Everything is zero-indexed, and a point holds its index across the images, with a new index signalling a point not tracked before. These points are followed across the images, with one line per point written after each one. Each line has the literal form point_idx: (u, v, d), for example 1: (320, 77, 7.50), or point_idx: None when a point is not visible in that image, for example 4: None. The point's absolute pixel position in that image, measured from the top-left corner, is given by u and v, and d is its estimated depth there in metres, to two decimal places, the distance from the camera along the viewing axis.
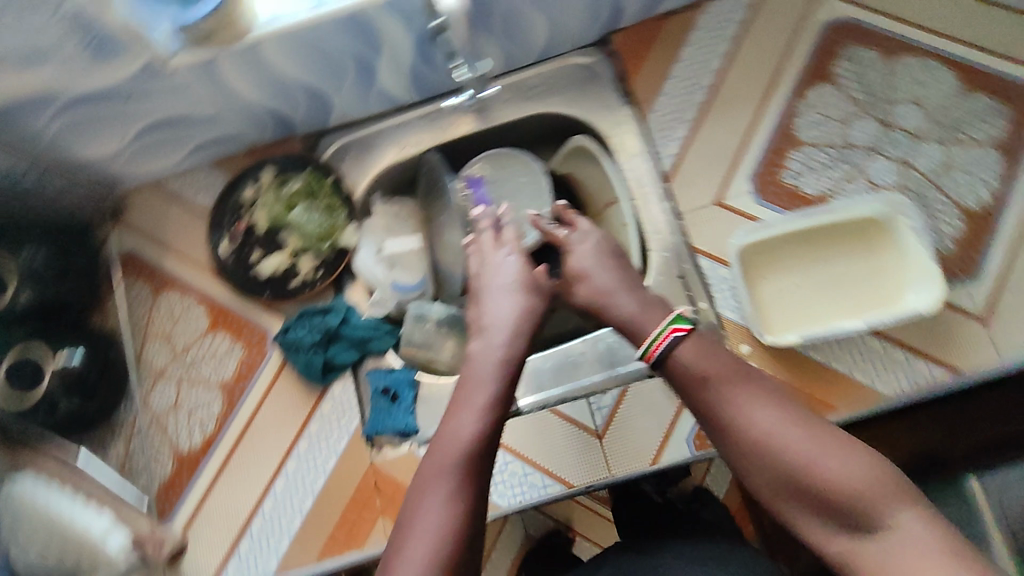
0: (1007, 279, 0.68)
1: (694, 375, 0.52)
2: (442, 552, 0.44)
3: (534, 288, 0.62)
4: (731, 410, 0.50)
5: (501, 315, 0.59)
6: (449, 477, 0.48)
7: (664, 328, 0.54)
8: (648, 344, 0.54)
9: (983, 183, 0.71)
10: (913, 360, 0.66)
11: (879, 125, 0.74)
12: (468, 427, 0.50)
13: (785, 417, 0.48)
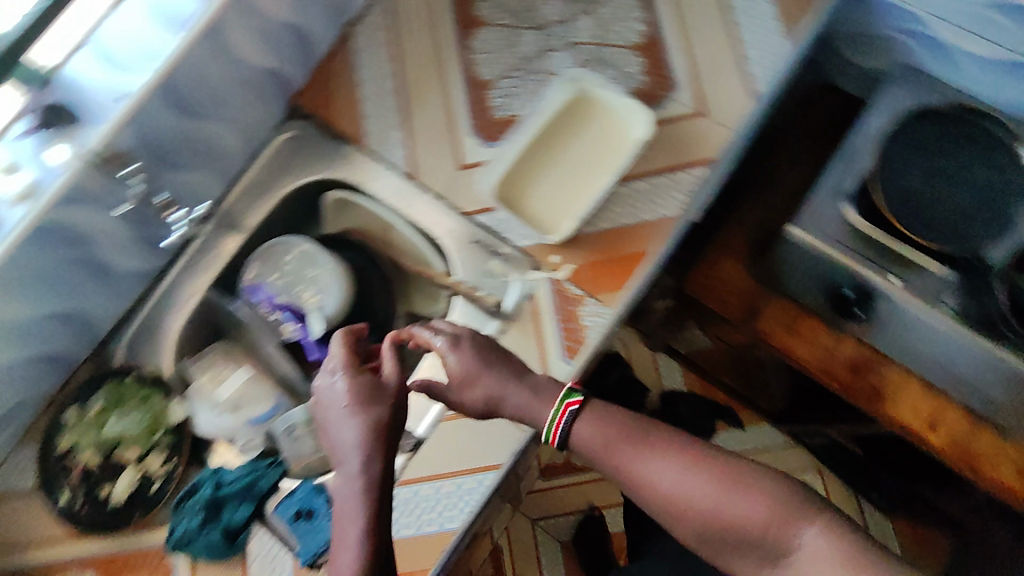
0: (698, 79, 0.78)
1: (594, 444, 0.56)
2: None
3: (376, 397, 0.57)
4: (641, 475, 0.54)
5: (347, 434, 0.55)
6: None
7: (559, 406, 0.57)
8: (548, 428, 0.57)
9: (635, 22, 0.81)
10: (677, 177, 0.75)
11: (538, 32, 0.82)
12: (348, 561, 0.49)
13: (679, 465, 0.53)
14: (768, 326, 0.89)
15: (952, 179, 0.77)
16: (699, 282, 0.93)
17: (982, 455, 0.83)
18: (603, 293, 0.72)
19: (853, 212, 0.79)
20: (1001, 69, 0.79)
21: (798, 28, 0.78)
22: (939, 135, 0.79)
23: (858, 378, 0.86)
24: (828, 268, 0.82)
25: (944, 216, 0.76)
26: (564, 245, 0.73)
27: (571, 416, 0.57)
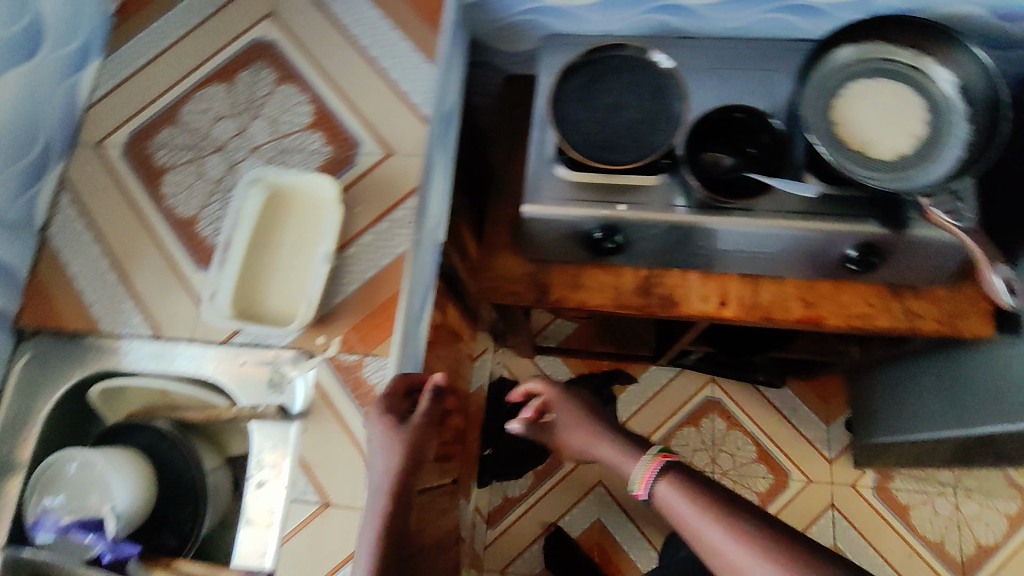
0: (374, 125, 0.83)
1: (673, 506, 0.76)
2: None
3: (381, 405, 0.72)
4: (709, 539, 0.71)
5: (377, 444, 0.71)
6: None
7: (653, 457, 0.80)
8: (640, 472, 0.80)
9: (301, 104, 0.86)
10: (393, 217, 0.79)
11: (219, 154, 0.85)
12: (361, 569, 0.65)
13: (723, 533, 0.70)
14: (558, 293, 0.96)
15: (618, 106, 0.87)
16: (485, 287, 0.98)
17: (771, 303, 0.91)
18: (375, 347, 0.75)
19: (564, 170, 0.88)
20: (610, 5, 0.88)
21: (434, 48, 0.85)
22: (592, 76, 0.88)
23: (649, 296, 0.94)
24: (572, 225, 0.89)
25: (626, 139, 0.86)
26: (324, 325, 0.76)
27: (662, 467, 0.78)
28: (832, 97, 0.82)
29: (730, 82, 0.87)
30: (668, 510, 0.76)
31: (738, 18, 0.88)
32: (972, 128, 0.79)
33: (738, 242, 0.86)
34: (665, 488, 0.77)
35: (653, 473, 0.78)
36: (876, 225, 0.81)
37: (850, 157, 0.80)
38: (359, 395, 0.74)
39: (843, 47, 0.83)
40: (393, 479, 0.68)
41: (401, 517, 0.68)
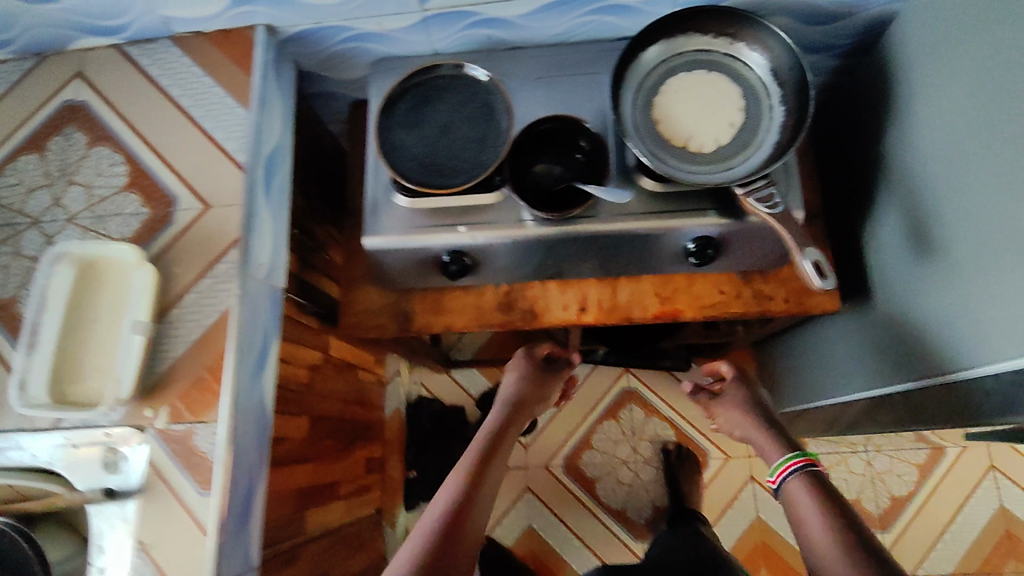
0: (190, 181, 0.80)
1: (795, 497, 0.83)
2: (443, 519, 0.74)
3: (526, 382, 1.07)
4: (813, 529, 0.76)
5: (507, 390, 1.07)
6: (461, 477, 0.82)
7: (790, 458, 0.89)
8: (781, 463, 0.88)
9: (116, 165, 0.82)
10: (214, 273, 0.77)
11: (33, 228, 0.81)
12: (468, 458, 0.87)
13: (828, 535, 0.74)
14: (421, 320, 0.94)
15: (443, 128, 0.85)
16: (347, 324, 0.96)
17: (629, 304, 0.91)
18: (205, 414, 0.74)
19: (403, 198, 0.86)
20: (427, 26, 0.86)
21: (247, 92, 0.82)
22: (415, 100, 0.86)
23: (511, 312, 0.93)
24: (419, 253, 0.88)
25: (455, 161, 0.84)
26: (153, 395, 0.75)
27: (803, 468, 0.87)
28: (652, 96, 0.82)
29: (556, 94, 0.88)
30: (790, 503, 0.84)
31: (557, 24, 0.86)
32: (786, 111, 0.78)
33: (581, 249, 0.86)
34: (792, 484, 0.86)
35: (793, 467, 0.88)
36: (712, 215, 0.81)
37: (672, 156, 0.80)
38: (519, 357, 1.12)
39: (656, 44, 0.82)
40: (475, 461, 0.86)
41: (488, 477, 0.84)
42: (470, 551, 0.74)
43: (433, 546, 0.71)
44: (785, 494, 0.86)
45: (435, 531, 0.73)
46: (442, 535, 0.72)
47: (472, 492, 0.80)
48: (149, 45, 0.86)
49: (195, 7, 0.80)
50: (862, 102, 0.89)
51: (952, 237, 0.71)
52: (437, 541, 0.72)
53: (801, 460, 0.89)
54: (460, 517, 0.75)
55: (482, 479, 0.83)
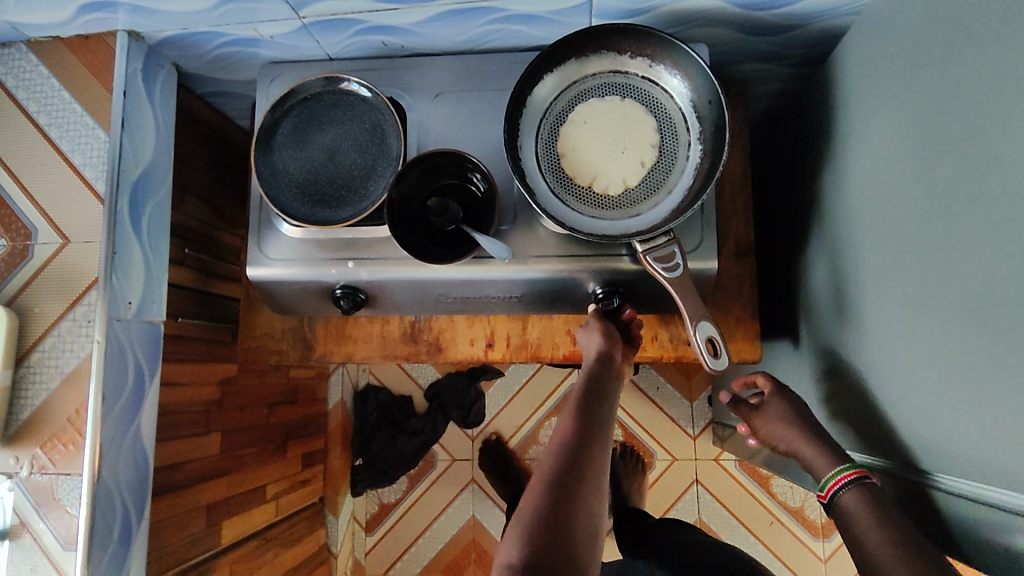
0: (51, 212, 0.73)
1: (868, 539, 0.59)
2: (542, 490, 0.57)
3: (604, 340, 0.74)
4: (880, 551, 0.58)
5: (591, 350, 0.74)
6: (547, 461, 0.60)
7: (835, 470, 0.65)
8: (828, 478, 0.65)
9: None
10: (75, 315, 0.71)
11: None
12: (559, 434, 0.63)
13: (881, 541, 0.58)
14: (322, 347, 0.89)
15: (328, 154, 0.76)
16: (247, 348, 0.90)
17: (540, 341, 0.86)
18: (68, 466, 0.70)
19: (292, 228, 0.78)
20: (310, 32, 0.76)
21: (108, 113, 0.74)
22: (297, 121, 0.77)
23: (416, 344, 0.88)
24: (309, 287, 0.81)
25: (340, 191, 0.76)
26: (14, 443, 0.70)
27: (855, 481, 0.63)
28: (559, 125, 0.73)
29: (460, 110, 0.79)
30: (845, 524, 0.63)
31: (461, 32, 0.76)
32: (702, 151, 0.70)
33: (482, 290, 0.79)
34: (862, 513, 0.61)
35: (844, 480, 0.64)
36: (626, 262, 0.73)
37: (575, 197, 0.72)
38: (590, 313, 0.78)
39: (563, 65, 0.72)
40: (576, 426, 0.63)
41: (601, 411, 0.66)
42: (597, 501, 0.58)
43: (547, 499, 0.56)
44: (840, 513, 0.64)
45: (532, 511, 0.55)
46: (554, 483, 0.57)
47: (584, 430, 0.63)
48: (4, 49, 0.77)
49: (41, 14, 0.70)
50: (809, 130, 0.80)
51: (876, 307, 0.65)
52: (548, 487, 0.57)
53: (850, 472, 0.64)
54: (572, 464, 0.59)
55: (591, 417, 0.65)
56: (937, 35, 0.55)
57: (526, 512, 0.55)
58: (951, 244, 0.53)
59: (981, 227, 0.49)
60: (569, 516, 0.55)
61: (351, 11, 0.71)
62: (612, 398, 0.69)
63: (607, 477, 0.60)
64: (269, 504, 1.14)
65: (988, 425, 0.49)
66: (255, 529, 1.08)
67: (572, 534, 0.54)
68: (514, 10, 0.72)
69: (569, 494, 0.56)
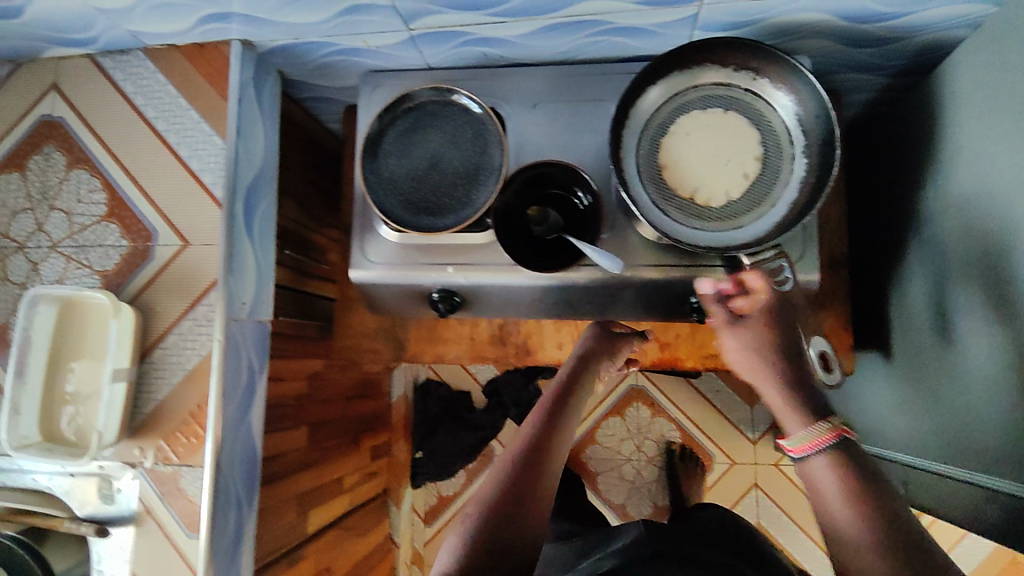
0: (169, 214, 0.77)
1: (833, 511, 0.58)
2: (500, 485, 0.64)
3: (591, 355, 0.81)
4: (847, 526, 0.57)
5: (564, 365, 0.81)
6: (507, 458, 0.67)
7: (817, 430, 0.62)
8: (803, 437, 0.63)
9: (96, 191, 0.79)
10: (196, 314, 0.75)
11: (21, 255, 0.80)
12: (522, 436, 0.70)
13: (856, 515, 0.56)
14: (415, 348, 0.93)
15: (430, 161, 0.79)
16: (341, 345, 0.93)
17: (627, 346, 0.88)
18: (190, 458, 0.74)
19: (393, 232, 0.81)
20: (416, 43, 0.78)
21: (223, 120, 0.77)
22: (401, 129, 0.80)
23: (504, 346, 0.91)
24: (405, 289, 0.84)
25: (443, 198, 0.78)
26: (140, 434, 0.75)
27: (829, 446, 0.61)
28: (659, 136, 0.74)
29: (558, 120, 0.80)
30: (811, 488, 0.62)
31: (565, 42, 0.77)
32: (808, 165, 0.70)
33: (576, 295, 0.80)
34: (831, 484, 0.59)
35: (817, 446, 0.62)
36: (721, 272, 0.74)
37: (676, 208, 0.73)
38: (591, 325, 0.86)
39: (666, 77, 0.73)
40: (540, 429, 0.71)
41: (564, 416, 0.74)
42: (547, 497, 0.65)
43: (504, 491, 0.63)
44: (808, 479, 0.62)
45: (489, 501, 0.62)
46: (512, 482, 0.64)
47: (546, 432, 0.70)
48: (121, 56, 0.80)
49: (164, 24, 0.74)
50: (909, 142, 0.79)
51: (979, 323, 0.65)
52: (510, 480, 0.64)
53: (822, 438, 0.62)
54: (534, 458, 0.67)
55: (556, 416, 0.73)
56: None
57: (484, 500, 0.63)
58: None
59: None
60: (519, 507, 0.62)
61: (460, 23, 0.73)
62: (580, 402, 0.77)
63: (559, 474, 0.68)
64: (345, 495, 1.19)
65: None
66: (334, 518, 1.13)
67: (522, 525, 0.61)
68: (620, 22, 0.73)
69: (524, 488, 0.64)
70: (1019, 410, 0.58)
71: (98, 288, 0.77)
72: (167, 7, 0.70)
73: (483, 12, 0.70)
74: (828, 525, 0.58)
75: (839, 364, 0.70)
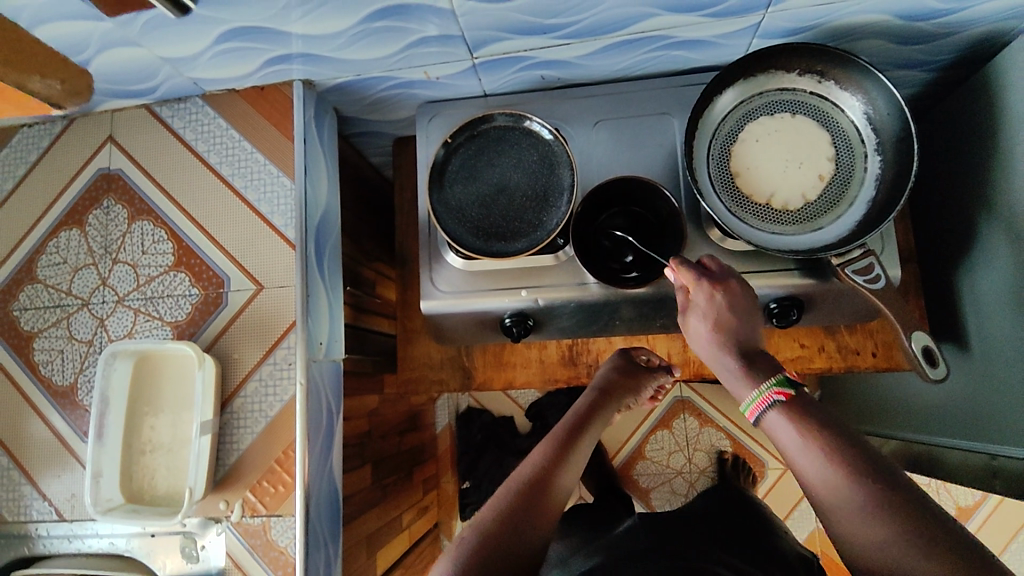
0: (240, 258, 0.76)
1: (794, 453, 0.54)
2: (505, 500, 0.61)
3: (613, 383, 0.79)
4: (823, 495, 0.51)
5: (586, 396, 0.78)
6: (511, 479, 0.64)
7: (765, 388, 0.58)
8: (753, 397, 0.59)
9: (161, 242, 0.78)
10: (275, 358, 0.73)
11: (86, 311, 0.78)
12: (533, 456, 0.68)
13: (829, 472, 0.51)
14: (482, 375, 0.90)
15: (498, 186, 0.79)
16: (407, 379, 0.91)
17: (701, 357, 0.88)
18: (279, 508, 0.72)
19: (459, 258, 0.80)
20: (477, 71, 0.78)
21: (290, 160, 0.77)
22: (466, 157, 0.80)
23: (576, 366, 0.89)
24: (477, 316, 0.83)
25: (515, 222, 0.78)
26: (223, 487, 0.72)
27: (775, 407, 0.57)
28: (728, 146, 0.75)
29: (621, 137, 0.81)
30: (774, 440, 0.57)
31: (625, 60, 0.78)
32: (882, 162, 0.71)
33: (653, 309, 0.80)
34: (784, 424, 0.55)
35: (768, 402, 0.57)
36: (797, 276, 0.74)
37: (753, 215, 0.73)
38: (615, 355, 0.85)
39: (731, 87, 0.75)
40: (550, 451, 0.68)
41: (577, 442, 0.71)
42: (551, 513, 0.62)
43: (506, 504, 0.60)
44: (769, 431, 0.57)
45: (491, 513, 0.59)
46: (514, 496, 0.61)
47: (557, 454, 0.67)
48: (179, 104, 0.80)
49: (229, 68, 0.74)
50: (971, 132, 0.81)
51: None
52: (513, 499, 0.61)
53: (771, 393, 0.57)
54: (542, 481, 0.63)
55: (568, 445, 0.69)
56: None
57: (486, 514, 0.60)
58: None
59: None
60: (523, 518, 0.59)
61: (524, 48, 0.74)
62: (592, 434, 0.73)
63: (566, 499, 0.65)
64: (405, 533, 1.16)
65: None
66: (397, 559, 1.10)
67: (524, 534, 0.58)
68: (683, 36, 0.74)
69: (529, 500, 0.61)
70: None
71: (170, 339, 0.76)
72: (235, 52, 0.71)
73: (550, 35, 0.71)
74: (796, 469, 0.54)
75: (943, 355, 0.70)
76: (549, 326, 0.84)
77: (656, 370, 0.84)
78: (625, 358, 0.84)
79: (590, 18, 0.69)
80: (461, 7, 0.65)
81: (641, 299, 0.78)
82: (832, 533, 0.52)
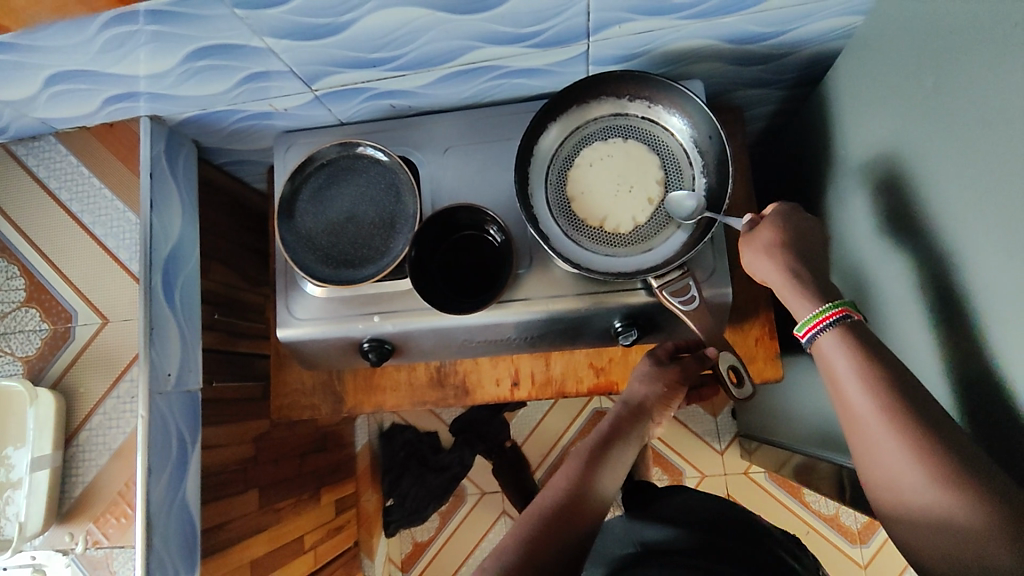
0: (87, 294, 0.77)
1: (851, 401, 0.52)
2: (526, 530, 0.60)
3: (648, 393, 0.76)
4: (876, 447, 0.50)
5: (615, 409, 0.76)
6: (537, 509, 0.63)
7: (827, 308, 0.56)
8: (813, 315, 0.57)
9: (14, 278, 0.79)
10: (118, 391, 0.75)
11: None
12: (559, 479, 0.66)
13: (881, 420, 0.49)
14: (353, 399, 0.92)
15: (347, 215, 0.80)
16: (280, 406, 0.93)
17: (563, 376, 0.89)
18: (121, 539, 0.73)
19: (316, 288, 0.81)
20: (322, 102, 0.80)
21: (137, 196, 0.78)
22: (316, 187, 0.81)
23: (443, 388, 0.91)
24: (337, 342, 0.83)
25: (363, 250, 0.79)
26: (69, 519, 0.73)
27: (832, 324, 0.55)
28: (565, 170, 0.76)
29: (470, 162, 0.83)
30: (826, 372, 0.55)
31: (467, 89, 0.80)
32: (707, 185, 0.73)
33: (504, 332, 0.81)
34: (847, 363, 0.53)
35: (828, 321, 0.56)
36: (642, 295, 0.75)
37: (589, 238, 0.74)
38: (653, 356, 0.80)
39: (564, 114, 0.76)
40: (575, 473, 0.67)
41: (603, 458, 0.70)
42: (580, 539, 0.61)
43: (529, 534, 0.60)
44: (821, 358, 0.56)
45: (514, 545, 0.59)
46: (539, 526, 0.60)
47: (583, 477, 0.66)
48: (33, 142, 0.81)
49: (69, 108, 0.75)
50: (815, 150, 0.82)
51: (894, 321, 0.67)
52: (538, 529, 0.60)
53: (834, 312, 0.56)
54: (565, 506, 0.63)
55: (594, 465, 0.68)
56: (924, 49, 0.57)
57: (511, 546, 0.59)
58: (962, 249, 0.54)
59: (985, 228, 0.50)
60: (548, 552, 0.58)
61: (361, 80, 0.75)
62: (625, 456, 0.72)
63: (601, 523, 0.65)
64: (307, 554, 1.16)
65: (1009, 413, 0.50)
66: None
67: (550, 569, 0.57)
68: (516, 65, 0.75)
69: (551, 529, 0.60)
70: (957, 401, 0.57)
71: (20, 374, 0.77)
72: (69, 93, 0.72)
73: (381, 67, 0.72)
74: (850, 421, 0.52)
75: (748, 375, 0.71)
76: (410, 351, 0.86)
77: (692, 361, 0.79)
78: (663, 355, 0.80)
79: (412, 52, 0.69)
80: (277, 45, 0.66)
81: (488, 324, 0.79)
82: (877, 497, 0.51)
